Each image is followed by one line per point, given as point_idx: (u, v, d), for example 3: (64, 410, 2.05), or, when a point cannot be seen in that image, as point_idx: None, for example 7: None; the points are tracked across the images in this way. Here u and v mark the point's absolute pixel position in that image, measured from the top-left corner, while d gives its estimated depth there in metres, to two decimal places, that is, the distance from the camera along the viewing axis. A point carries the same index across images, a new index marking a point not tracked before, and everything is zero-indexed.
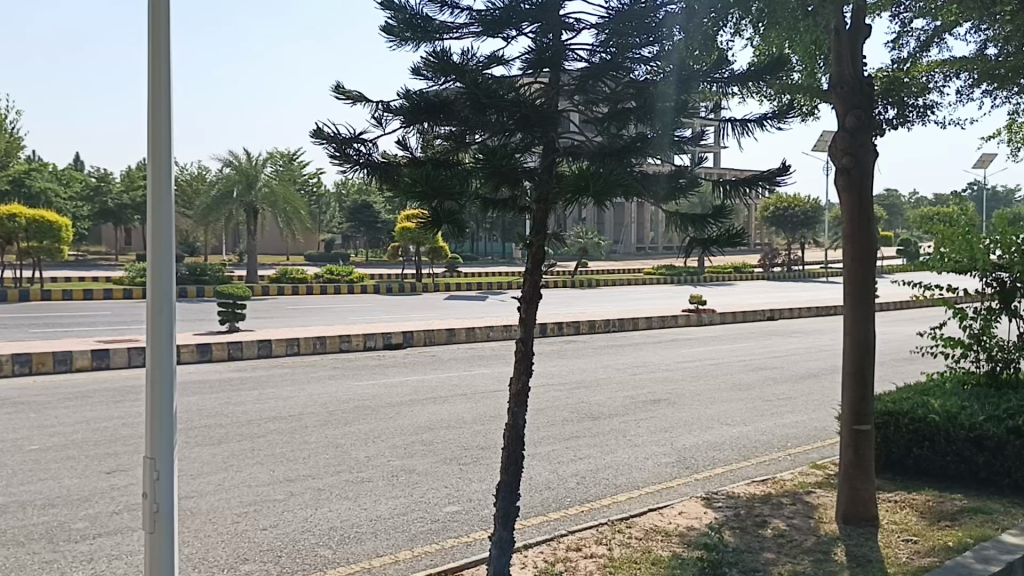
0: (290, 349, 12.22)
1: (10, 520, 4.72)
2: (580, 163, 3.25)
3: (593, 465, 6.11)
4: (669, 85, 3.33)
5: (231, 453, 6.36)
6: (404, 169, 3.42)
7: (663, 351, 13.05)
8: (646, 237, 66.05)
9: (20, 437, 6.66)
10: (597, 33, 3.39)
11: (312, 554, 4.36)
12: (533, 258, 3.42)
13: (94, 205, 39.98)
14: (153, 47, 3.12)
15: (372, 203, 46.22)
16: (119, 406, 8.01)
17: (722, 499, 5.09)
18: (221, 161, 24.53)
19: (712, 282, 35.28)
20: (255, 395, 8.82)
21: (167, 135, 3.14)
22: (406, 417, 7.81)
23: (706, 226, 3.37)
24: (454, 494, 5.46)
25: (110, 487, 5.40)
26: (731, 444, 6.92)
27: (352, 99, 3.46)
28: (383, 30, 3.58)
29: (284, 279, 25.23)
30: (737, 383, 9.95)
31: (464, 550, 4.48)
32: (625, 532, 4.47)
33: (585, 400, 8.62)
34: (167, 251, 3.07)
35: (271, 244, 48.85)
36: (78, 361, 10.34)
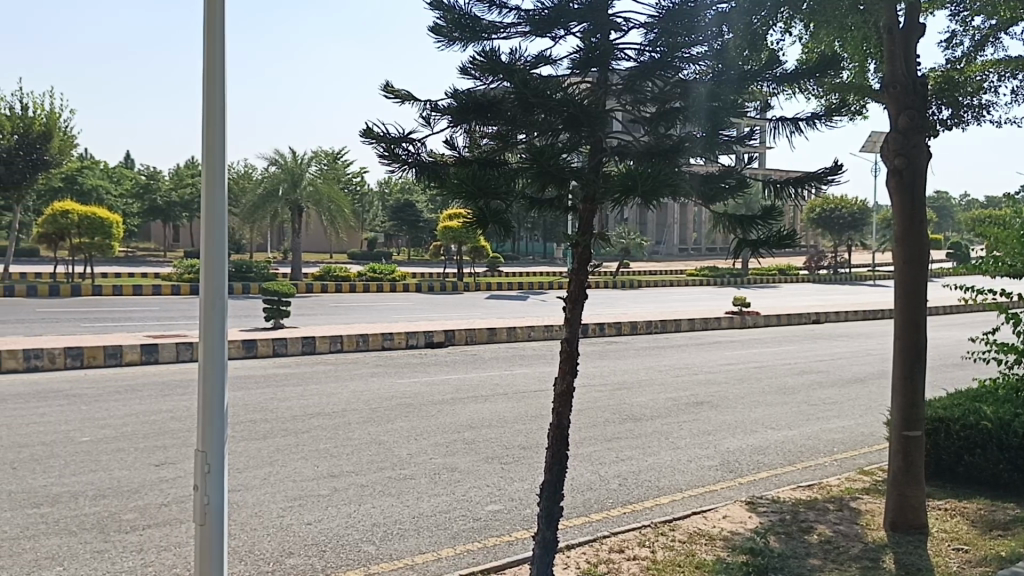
0: (333, 347, 12.34)
1: (63, 510, 4.83)
2: (627, 164, 3.23)
3: (635, 467, 6.08)
4: (719, 84, 3.30)
5: (277, 448, 6.45)
6: (452, 169, 3.42)
7: (706, 353, 12.95)
8: (689, 237, 65.64)
9: (72, 428, 6.82)
10: (646, 32, 3.37)
11: (355, 550, 4.40)
12: (579, 257, 3.41)
13: (143, 202, 40.83)
14: (208, 44, 3.18)
15: (415, 202, 46.57)
16: (167, 400, 8.15)
17: (767, 503, 5.03)
18: (267, 160, 24.85)
19: (757, 284, 34.96)
20: (300, 391, 8.92)
21: (221, 133, 3.20)
22: (448, 415, 7.85)
23: (755, 227, 3.34)
24: (496, 493, 5.47)
25: (159, 479, 5.50)
26: (775, 448, 6.84)
27: (400, 98, 3.47)
28: (432, 30, 3.59)
29: (327, 277, 25.49)
30: (782, 387, 9.83)
31: (507, 549, 4.49)
32: (668, 534, 4.44)
33: (627, 402, 8.58)
34: (219, 246, 3.13)
35: (315, 242, 49.43)
36: (128, 355, 10.55)
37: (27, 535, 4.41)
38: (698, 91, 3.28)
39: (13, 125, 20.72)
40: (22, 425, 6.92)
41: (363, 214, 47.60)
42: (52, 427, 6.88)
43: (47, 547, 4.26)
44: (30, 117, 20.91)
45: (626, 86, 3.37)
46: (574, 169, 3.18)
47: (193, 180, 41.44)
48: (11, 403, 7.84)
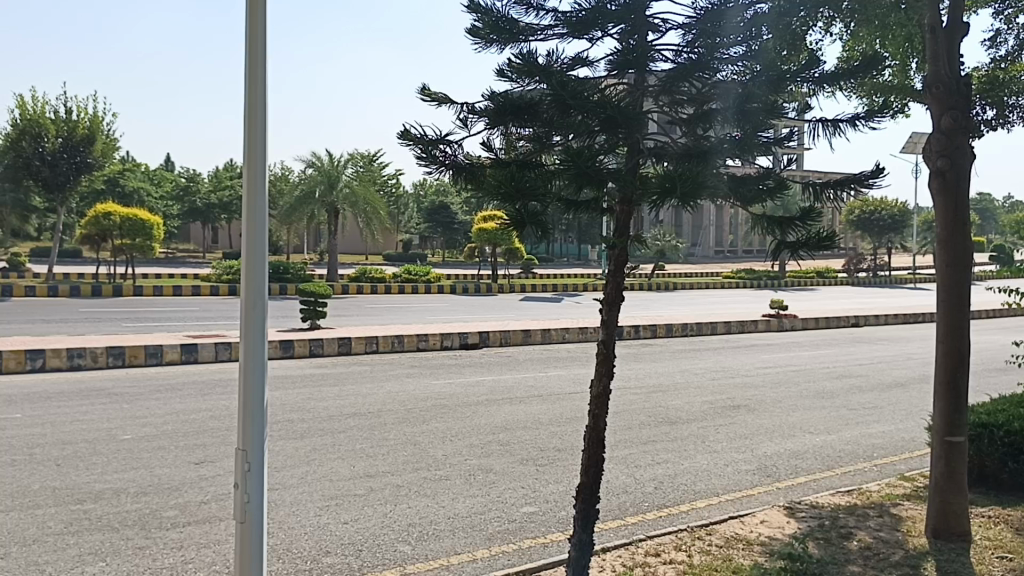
0: (369, 347, 12.41)
1: (106, 506, 4.92)
2: (665, 165, 3.21)
3: (670, 470, 6.04)
4: (758, 85, 3.28)
5: (314, 448, 6.51)
6: (488, 171, 3.43)
7: (742, 357, 12.83)
8: (726, 239, 65.18)
9: (114, 426, 6.93)
10: (683, 33, 3.36)
11: (391, 549, 4.42)
12: (615, 259, 3.40)
13: (183, 204, 41.48)
14: (250, 46, 3.22)
15: (450, 204, 46.79)
16: (206, 399, 8.26)
17: (806, 509, 4.97)
18: (304, 162, 25.11)
19: (794, 287, 34.59)
20: (336, 391, 8.98)
21: (262, 134, 3.23)
22: (482, 416, 7.87)
23: (794, 229, 3.30)
24: (531, 495, 5.47)
25: (199, 477, 5.58)
26: (813, 452, 6.75)
27: (437, 101, 3.49)
28: (469, 33, 3.60)
29: (363, 278, 25.66)
30: (820, 391, 9.71)
31: (543, 550, 4.48)
32: (704, 539, 4.40)
33: (663, 405, 8.53)
34: (260, 247, 3.17)
35: (351, 243, 49.87)
36: (169, 355, 10.71)
37: (71, 531, 4.50)
38: (736, 92, 3.26)
39: (58, 128, 21.20)
40: (66, 423, 7.06)
41: (398, 215, 47.86)
42: (94, 425, 7.01)
43: (90, 543, 4.33)
44: (73, 121, 21.27)
45: (663, 87, 3.35)
46: (611, 171, 3.18)
47: (231, 182, 42.02)
48: (56, 401, 8.00)
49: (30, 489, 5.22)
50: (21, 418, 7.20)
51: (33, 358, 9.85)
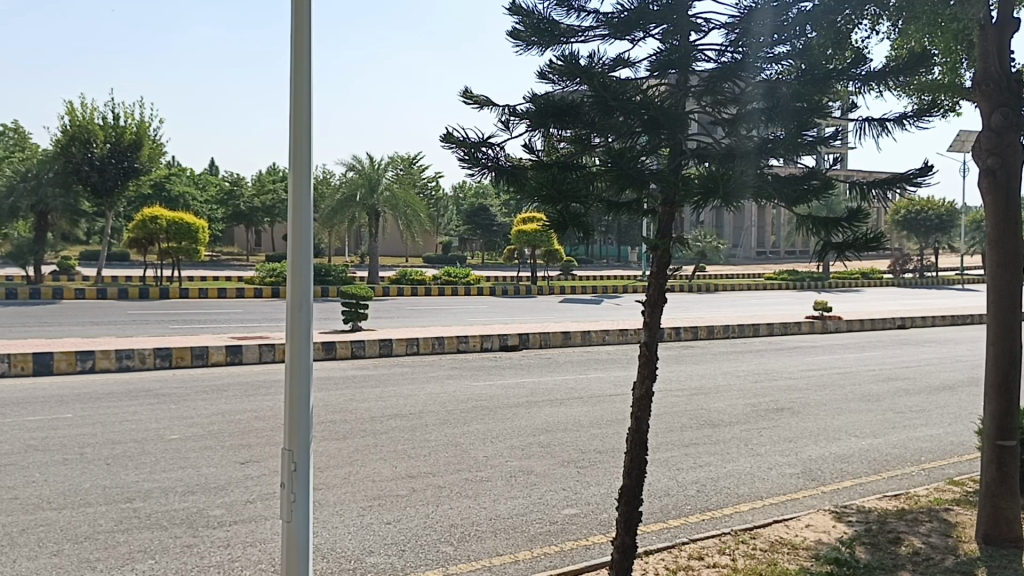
0: (410, 349, 12.49)
1: (154, 505, 5.01)
2: (708, 166, 3.19)
3: (712, 473, 5.99)
4: (802, 83, 3.24)
5: (356, 448, 6.56)
6: (531, 173, 3.44)
7: (785, 358, 12.70)
8: (767, 240, 64.62)
9: (162, 426, 7.07)
10: (727, 32, 3.35)
11: (434, 550, 4.44)
12: (657, 261, 3.38)
13: (228, 208, 42.17)
14: (296, 47, 3.27)
15: (489, 206, 47.03)
16: (251, 399, 8.38)
17: (853, 513, 4.90)
18: (345, 166, 25.38)
19: (838, 288, 34.13)
20: (378, 393, 9.06)
21: (307, 137, 3.27)
22: (523, 418, 7.87)
23: (840, 229, 3.26)
24: (573, 497, 5.46)
25: (244, 476, 5.66)
26: (859, 456, 6.65)
27: (479, 104, 3.50)
28: (510, 35, 3.61)
29: (403, 280, 25.85)
30: (865, 394, 9.56)
31: (585, 553, 4.47)
32: (749, 543, 4.36)
33: (705, 407, 8.47)
34: (306, 249, 3.20)
35: (391, 246, 50.33)
36: (214, 356, 10.89)
37: (122, 529, 4.58)
38: (782, 91, 3.23)
39: (106, 133, 21.63)
40: (116, 422, 7.21)
41: (437, 218, 48.13)
42: (143, 425, 7.14)
43: (139, 540, 4.42)
44: (120, 127, 21.70)
45: (706, 87, 3.33)
46: (652, 171, 3.17)
47: (274, 186, 42.61)
48: (105, 401, 8.17)
49: (81, 487, 5.32)
50: (73, 418, 7.36)
51: (83, 359, 10.07)
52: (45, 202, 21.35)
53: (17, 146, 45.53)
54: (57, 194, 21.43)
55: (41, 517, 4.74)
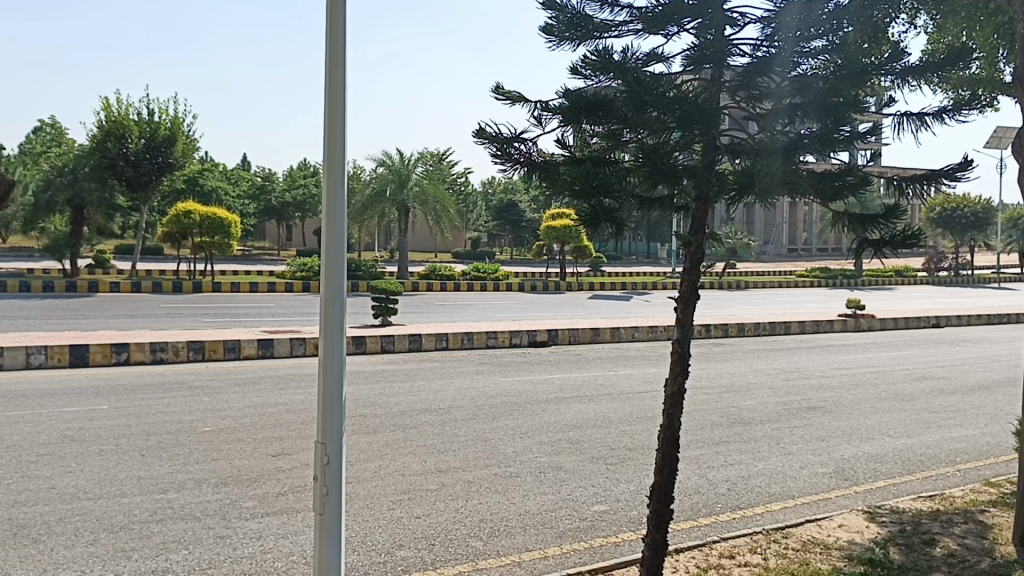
0: (439, 344, 12.54)
1: (187, 496, 5.07)
2: (742, 163, 3.16)
3: (744, 472, 5.95)
4: (840, 79, 3.20)
5: (386, 442, 6.59)
6: (563, 168, 3.42)
7: (816, 357, 12.56)
8: (800, 237, 63.98)
9: (196, 419, 7.15)
10: (763, 26, 3.31)
11: (463, 545, 4.45)
12: (690, 257, 3.36)
13: (259, 203, 42.56)
14: (330, 40, 3.28)
15: (518, 202, 47.07)
16: (283, 393, 8.46)
17: (886, 513, 4.84)
18: (376, 161, 25.49)
19: (871, 286, 33.69)
20: (408, 387, 9.09)
21: (341, 132, 3.28)
22: (552, 414, 7.86)
23: (876, 226, 3.22)
24: (602, 493, 5.44)
25: (276, 468, 5.71)
26: (893, 456, 6.57)
27: (511, 99, 3.50)
28: (543, 30, 3.60)
29: (433, 276, 25.93)
30: (899, 393, 9.43)
31: (615, 550, 4.46)
32: (781, 542, 4.32)
33: (736, 405, 8.41)
34: (339, 243, 3.21)
35: (421, 241, 50.50)
36: (246, 350, 10.99)
37: (156, 520, 4.64)
38: (818, 86, 3.19)
39: (141, 129, 21.91)
40: (150, 414, 7.30)
41: (467, 214, 48.24)
42: (177, 417, 7.23)
43: (174, 531, 4.47)
44: (155, 123, 22.00)
45: (741, 82, 3.30)
46: (686, 167, 3.15)
47: (305, 181, 42.93)
48: (140, 393, 8.28)
49: (117, 478, 5.40)
50: (109, 409, 7.48)
51: (118, 351, 10.20)
52: (81, 197, 21.53)
53: (54, 141, 46.38)
54: (93, 190, 21.60)
55: (78, 507, 4.82)
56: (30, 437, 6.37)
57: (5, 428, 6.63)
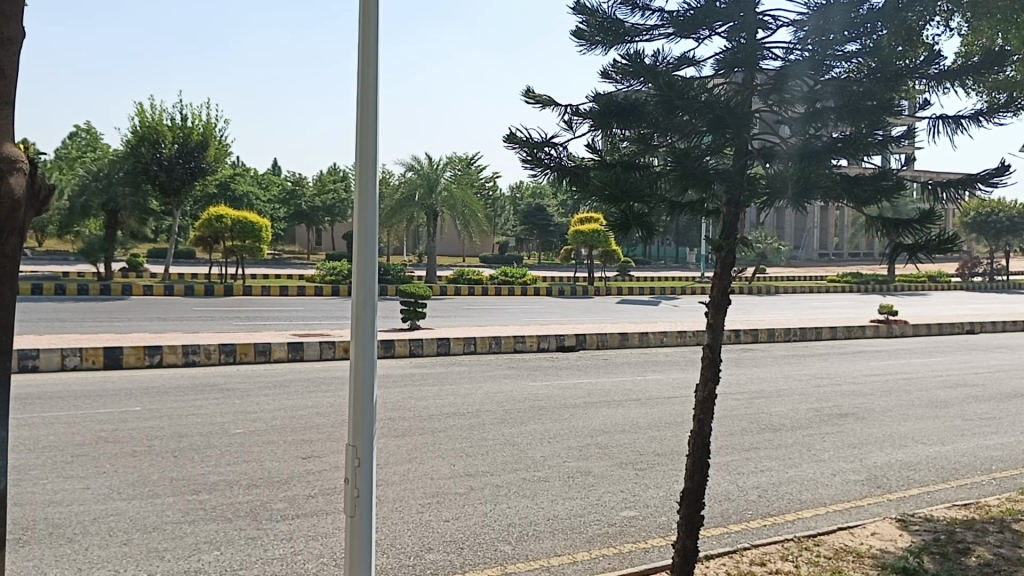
0: (467, 347, 12.57)
1: (220, 497, 5.12)
2: (775, 167, 3.13)
3: (775, 478, 5.90)
4: (874, 82, 3.16)
5: (415, 446, 6.62)
6: (594, 173, 3.41)
7: (848, 363, 12.42)
8: (831, 241, 63.33)
9: (228, 421, 7.23)
10: (796, 30, 3.29)
11: (492, 548, 4.46)
12: (721, 261, 3.33)
13: (290, 207, 43.06)
14: (363, 44, 3.31)
15: (546, 206, 47.17)
16: (313, 395, 8.52)
17: (919, 522, 4.78)
18: (404, 166, 25.63)
19: (904, 291, 33.28)
20: (436, 391, 9.12)
21: (373, 136, 3.30)
22: (581, 419, 7.85)
23: (911, 231, 3.18)
24: (631, 499, 5.43)
25: (305, 471, 5.75)
26: (927, 463, 6.49)
27: (541, 103, 3.50)
28: (573, 34, 3.60)
29: (461, 280, 26.04)
30: (932, 400, 9.30)
31: (644, 555, 4.44)
32: (812, 549, 4.28)
33: (766, 411, 8.34)
34: (371, 245, 3.23)
35: (449, 245, 50.76)
36: (277, 353, 11.10)
37: (188, 520, 4.69)
38: (852, 89, 3.16)
39: (174, 134, 22.22)
40: (182, 416, 7.40)
41: (494, 217, 48.40)
42: (209, 418, 7.32)
43: (206, 532, 4.52)
44: (188, 128, 22.30)
45: (773, 85, 3.27)
46: (717, 171, 3.13)
47: (335, 186, 43.27)
48: (173, 395, 8.38)
49: (150, 478, 5.48)
50: (142, 411, 7.59)
51: (151, 354, 10.33)
52: (115, 200, 22.01)
53: (90, 146, 47.32)
54: (127, 194, 22.10)
55: (112, 507, 4.89)
56: (65, 437, 6.48)
57: (41, 429, 6.75)
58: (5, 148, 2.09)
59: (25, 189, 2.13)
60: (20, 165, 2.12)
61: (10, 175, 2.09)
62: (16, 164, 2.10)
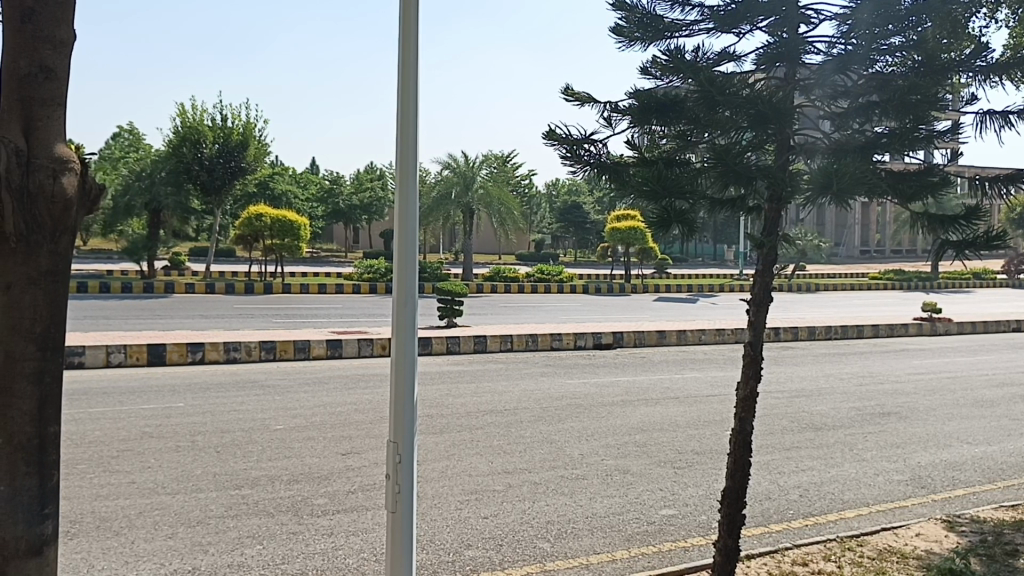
0: (504, 346, 12.60)
1: (261, 492, 5.19)
2: (818, 164, 3.09)
3: (817, 478, 5.83)
4: (918, 76, 3.12)
5: (453, 443, 6.65)
6: (634, 169, 3.40)
7: (891, 361, 12.24)
8: (872, 238, 62.39)
9: (268, 417, 7.32)
10: (839, 23, 3.24)
11: (531, 546, 4.47)
12: (763, 260, 3.30)
13: (327, 206, 43.54)
14: (404, 37, 3.32)
15: (582, 204, 47.23)
16: (352, 392, 8.60)
17: (966, 523, 4.69)
18: (440, 164, 25.74)
19: (948, 289, 32.67)
20: (473, 388, 9.15)
21: (413, 133, 3.32)
22: (619, 417, 7.83)
23: (956, 229, 3.12)
24: (670, 497, 5.39)
25: (346, 467, 5.81)
26: (973, 464, 6.36)
27: (580, 101, 3.50)
28: (613, 31, 3.59)
29: (497, 277, 26.09)
30: (978, 399, 9.13)
31: (683, 555, 4.41)
32: (856, 550, 4.23)
33: (807, 410, 8.25)
34: (411, 243, 3.25)
35: (484, 243, 50.97)
36: (315, 350, 11.21)
37: (231, 515, 4.76)
38: (896, 83, 3.12)
39: (215, 134, 22.57)
40: (224, 412, 7.50)
41: (531, 215, 48.42)
42: (250, 415, 7.41)
43: (248, 526, 4.58)
44: (228, 128, 22.61)
45: (816, 80, 3.24)
46: (760, 168, 3.10)
47: (372, 184, 43.64)
48: (214, 391, 8.51)
49: (193, 473, 5.56)
50: (185, 407, 7.71)
51: (194, 351, 10.49)
52: (157, 201, 22.31)
53: (132, 147, 48.22)
54: (169, 193, 22.40)
55: (157, 501, 4.97)
56: (111, 433, 6.60)
57: (89, 424, 6.89)
58: (57, 150, 2.13)
59: (76, 189, 2.17)
60: (71, 165, 2.16)
61: (63, 175, 2.13)
62: (68, 164, 2.14)
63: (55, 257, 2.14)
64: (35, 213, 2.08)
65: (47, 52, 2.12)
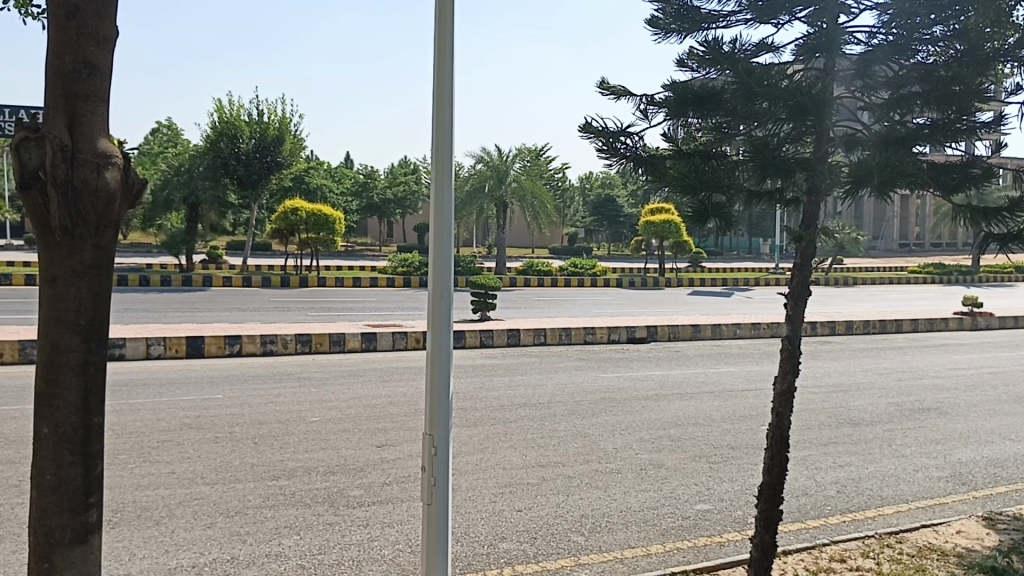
0: (537, 339, 12.60)
1: (298, 483, 5.25)
2: (858, 156, 3.04)
3: (854, 474, 5.76)
4: (961, 66, 3.06)
5: (487, 436, 6.66)
6: (671, 162, 3.38)
7: (931, 357, 12.04)
8: (912, 231, 61.41)
9: (304, 409, 7.39)
10: (879, 13, 3.18)
11: (566, 539, 4.47)
12: (801, 254, 3.26)
13: (361, 200, 43.75)
14: (439, 29, 3.32)
15: (616, 197, 47.09)
16: (386, 385, 8.65)
17: (1007, 521, 4.61)
18: (474, 157, 25.78)
19: (991, 283, 32.05)
20: (507, 382, 9.16)
21: (448, 126, 3.32)
22: (653, 411, 7.79)
23: (999, 221, 3.05)
24: (705, 492, 5.36)
25: (381, 459, 5.85)
26: (1015, 461, 6.26)
27: (615, 94, 3.48)
28: (649, 23, 3.56)
29: (530, 271, 26.12)
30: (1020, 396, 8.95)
31: (719, 550, 4.39)
32: (895, 547, 4.18)
33: (844, 405, 8.15)
34: (446, 235, 3.26)
35: (518, 236, 50.95)
36: (350, 343, 11.30)
37: (268, 505, 4.82)
38: (938, 73, 3.06)
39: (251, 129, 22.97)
40: (260, 404, 7.58)
41: (564, 208, 48.32)
42: (287, 407, 7.48)
43: (286, 517, 4.63)
44: (264, 124, 23.00)
45: (856, 71, 3.18)
46: (799, 161, 3.06)
47: (406, 178, 43.80)
48: (250, 383, 8.61)
49: (232, 464, 5.64)
50: (221, 398, 7.80)
51: (231, 343, 10.62)
52: (195, 194, 22.30)
53: (170, 142, 48.80)
54: (208, 187, 22.34)
55: (196, 491, 5.05)
56: (151, 424, 6.71)
57: (130, 415, 7.00)
58: (100, 144, 2.16)
59: (119, 183, 2.19)
60: (115, 159, 2.19)
61: (106, 169, 2.16)
62: (111, 159, 2.17)
63: (99, 250, 2.16)
64: (78, 208, 2.11)
65: (90, 48, 2.16)
